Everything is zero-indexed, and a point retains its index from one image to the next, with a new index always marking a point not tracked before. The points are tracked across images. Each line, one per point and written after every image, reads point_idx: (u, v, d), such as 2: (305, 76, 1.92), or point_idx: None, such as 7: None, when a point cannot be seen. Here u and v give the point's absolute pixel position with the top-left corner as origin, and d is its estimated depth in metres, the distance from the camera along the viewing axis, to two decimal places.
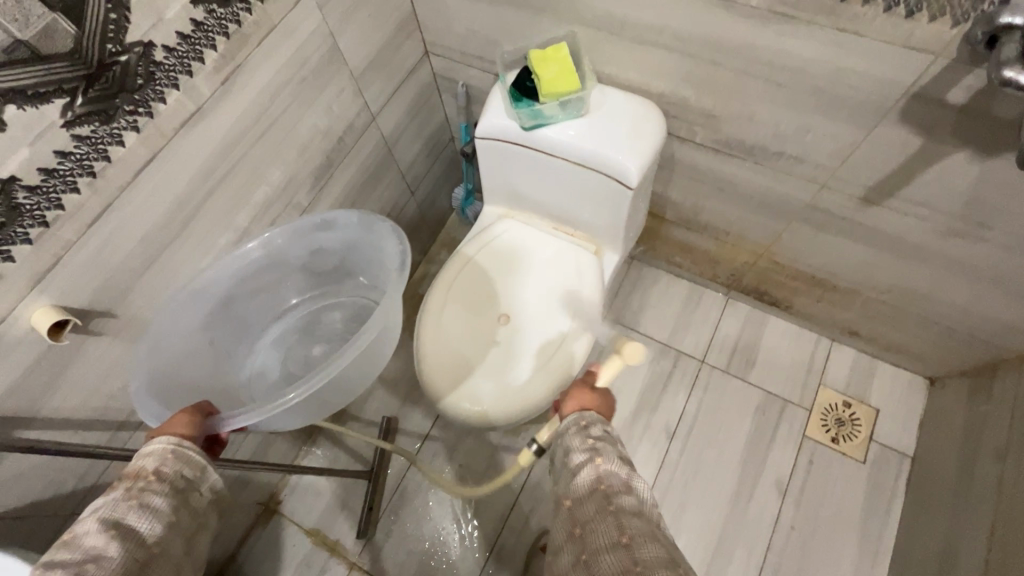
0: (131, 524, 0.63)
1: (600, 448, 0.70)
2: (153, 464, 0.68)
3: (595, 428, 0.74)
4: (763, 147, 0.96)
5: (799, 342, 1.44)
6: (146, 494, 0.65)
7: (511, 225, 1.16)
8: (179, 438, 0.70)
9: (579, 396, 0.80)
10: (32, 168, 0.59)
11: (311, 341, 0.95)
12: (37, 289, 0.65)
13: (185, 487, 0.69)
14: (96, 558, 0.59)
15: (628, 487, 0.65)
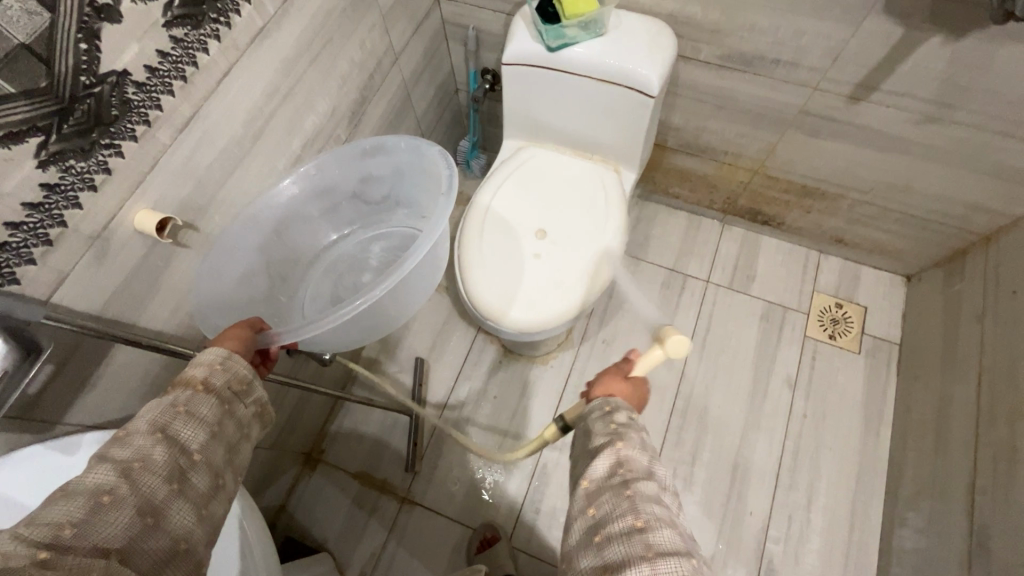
0: (174, 431, 0.55)
1: (619, 434, 0.65)
2: (202, 373, 0.60)
3: (617, 413, 0.68)
4: (762, 56, 1.07)
5: (791, 256, 1.58)
6: (192, 399, 0.58)
7: (534, 152, 1.24)
8: (229, 352, 0.63)
9: (611, 383, 0.74)
10: (141, 65, 0.63)
11: (359, 270, 0.90)
12: (139, 190, 0.68)
13: (231, 399, 0.61)
14: (137, 462, 0.52)
15: (653, 476, 0.61)
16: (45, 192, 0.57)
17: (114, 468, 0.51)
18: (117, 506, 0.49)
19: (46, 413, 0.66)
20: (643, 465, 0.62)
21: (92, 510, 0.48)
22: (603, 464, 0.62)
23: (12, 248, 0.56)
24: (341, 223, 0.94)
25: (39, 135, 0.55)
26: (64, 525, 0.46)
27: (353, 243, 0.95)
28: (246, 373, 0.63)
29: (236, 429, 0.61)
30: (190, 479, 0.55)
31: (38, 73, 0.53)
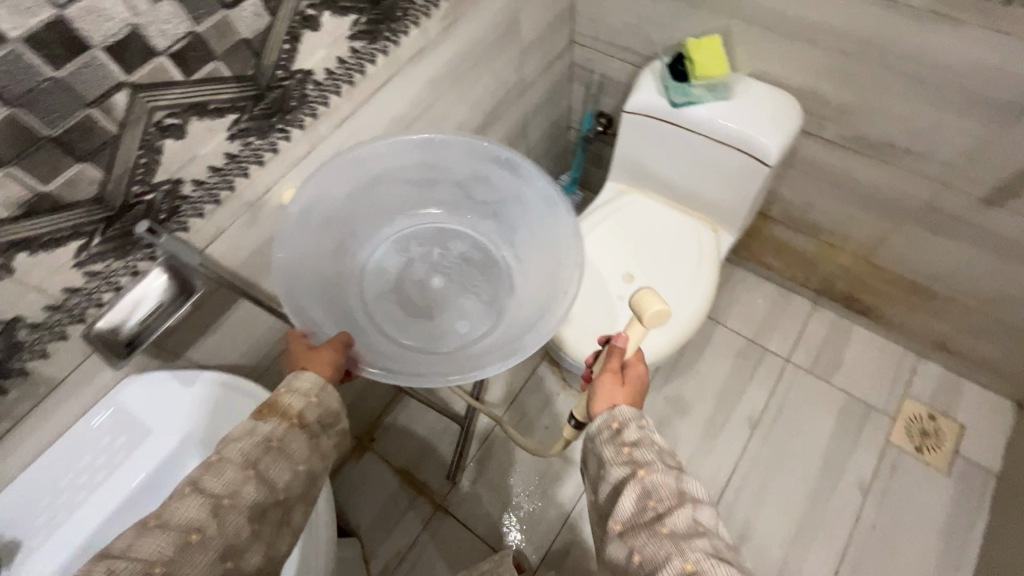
0: (265, 469, 0.61)
1: (636, 457, 0.66)
2: (296, 405, 0.65)
3: (631, 429, 0.68)
4: (891, 144, 1.05)
5: (885, 353, 1.48)
6: (283, 435, 0.63)
7: (633, 199, 1.26)
8: (323, 383, 0.68)
9: (608, 392, 0.73)
10: (324, 68, 0.73)
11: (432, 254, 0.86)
12: (293, 171, 0.77)
13: (318, 433, 0.67)
14: (227, 499, 0.58)
15: (688, 497, 0.62)
16: (226, 159, 0.67)
17: (206, 504, 0.57)
18: (199, 553, 0.55)
19: (175, 345, 0.76)
20: (672, 488, 0.62)
21: (178, 552, 0.54)
22: (627, 493, 0.64)
23: (192, 201, 0.66)
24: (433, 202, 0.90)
25: (235, 113, 0.65)
26: (155, 565, 0.52)
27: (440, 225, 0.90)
28: (331, 409, 0.68)
29: (316, 463, 0.66)
30: (268, 512, 0.61)
31: (249, 63, 0.63)
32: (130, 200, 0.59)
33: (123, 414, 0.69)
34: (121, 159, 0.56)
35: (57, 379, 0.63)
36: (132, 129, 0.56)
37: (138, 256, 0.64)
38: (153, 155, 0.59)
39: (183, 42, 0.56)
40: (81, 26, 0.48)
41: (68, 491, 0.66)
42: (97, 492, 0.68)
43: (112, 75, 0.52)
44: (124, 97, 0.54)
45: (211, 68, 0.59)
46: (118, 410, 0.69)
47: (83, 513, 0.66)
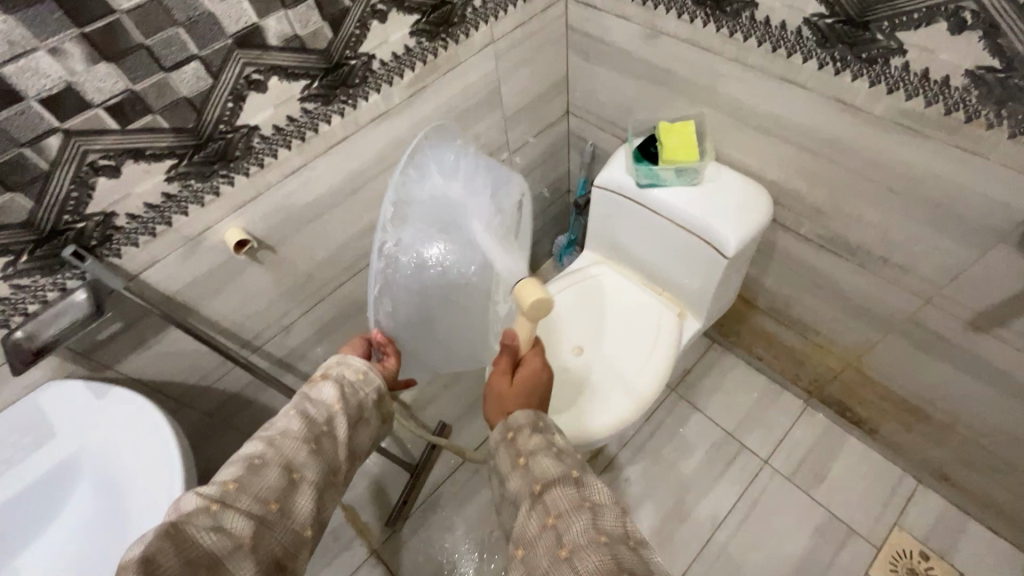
0: (307, 408, 0.71)
1: (532, 470, 0.63)
2: (321, 372, 0.75)
3: (528, 441, 0.66)
4: (868, 250, 0.99)
5: (879, 472, 1.34)
6: (317, 389, 0.73)
7: (605, 271, 1.25)
8: (342, 356, 0.77)
9: (502, 396, 0.73)
10: (271, 124, 0.79)
11: (439, 262, 0.72)
12: (238, 213, 0.84)
13: (350, 386, 0.75)
14: (278, 433, 0.68)
15: (586, 504, 0.58)
16: (163, 198, 0.74)
17: (261, 440, 0.67)
18: (262, 475, 0.64)
19: (105, 357, 0.82)
20: (565, 504, 0.58)
21: (245, 475, 0.63)
22: (525, 514, 0.60)
23: (126, 232, 0.73)
24: (425, 206, 0.73)
25: (173, 159, 0.72)
26: (227, 484, 0.62)
27: (440, 230, 0.72)
28: (359, 367, 0.76)
29: (357, 409, 0.74)
30: (323, 441, 0.70)
31: (189, 117, 0.70)
32: (60, 226, 0.67)
33: (36, 413, 0.75)
34: (53, 192, 0.64)
35: None
36: (65, 167, 0.64)
37: (66, 274, 0.71)
38: (86, 190, 0.66)
39: (119, 98, 0.63)
40: (16, 82, 0.56)
41: None
42: None
43: (46, 122, 0.60)
44: (57, 141, 0.61)
45: (148, 120, 0.67)
46: (34, 407, 0.76)
47: None
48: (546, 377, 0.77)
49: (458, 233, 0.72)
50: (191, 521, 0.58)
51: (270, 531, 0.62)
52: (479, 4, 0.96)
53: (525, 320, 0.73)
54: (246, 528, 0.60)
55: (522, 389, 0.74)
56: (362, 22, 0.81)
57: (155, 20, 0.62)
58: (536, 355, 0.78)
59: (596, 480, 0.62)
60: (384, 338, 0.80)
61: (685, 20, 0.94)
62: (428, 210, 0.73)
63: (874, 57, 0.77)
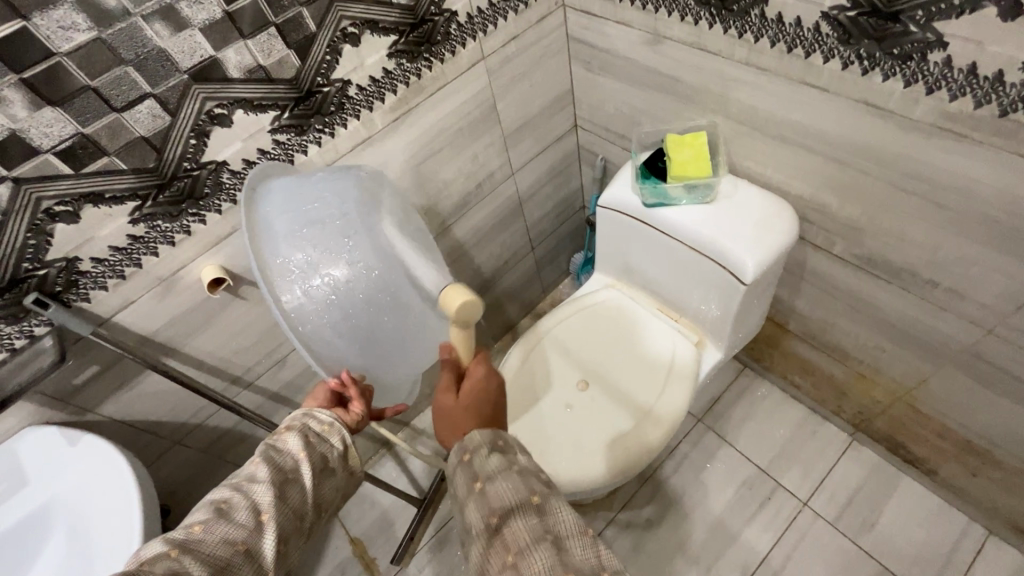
0: (273, 456, 0.65)
1: (490, 497, 0.56)
2: (286, 424, 0.69)
3: (487, 462, 0.59)
4: (913, 272, 0.86)
5: (939, 519, 1.17)
6: (282, 439, 0.67)
7: (616, 295, 1.16)
8: (307, 411, 0.71)
9: (448, 414, 0.65)
10: (240, 158, 0.76)
11: (339, 278, 0.68)
12: (213, 250, 0.81)
13: (316, 436, 0.69)
14: (246, 479, 0.64)
15: (548, 537, 0.51)
16: (129, 240, 0.72)
17: (227, 486, 0.63)
18: (228, 519, 0.59)
19: (84, 401, 0.80)
20: (524, 535, 0.51)
21: (209, 519, 0.59)
22: (484, 552, 0.53)
23: (92, 276, 0.71)
24: (292, 241, 0.68)
25: (136, 201, 0.70)
26: (192, 527, 0.58)
27: (321, 251, 0.68)
28: (326, 418, 0.70)
29: (324, 458, 0.69)
30: (290, 490, 0.65)
31: (148, 157, 0.68)
32: (20, 274, 0.65)
33: (13, 461, 0.75)
34: (10, 240, 0.62)
35: None
36: (19, 215, 0.62)
37: (33, 321, 0.69)
38: (44, 237, 0.65)
39: (69, 142, 0.61)
40: None
41: None
42: None
43: None
44: (7, 189, 0.60)
45: (104, 162, 0.65)
46: (10, 456, 0.75)
47: None
48: (497, 383, 0.69)
49: (344, 239, 0.69)
50: (150, 568, 0.52)
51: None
52: (463, 20, 0.90)
53: (457, 330, 0.68)
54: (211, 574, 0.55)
55: (467, 404, 0.65)
56: (332, 46, 0.77)
57: (100, 60, 0.59)
58: (481, 364, 0.69)
59: (561, 508, 0.55)
60: (348, 379, 0.71)
61: (689, 22, 0.85)
62: (289, 243, 0.68)
63: (908, 53, 0.66)
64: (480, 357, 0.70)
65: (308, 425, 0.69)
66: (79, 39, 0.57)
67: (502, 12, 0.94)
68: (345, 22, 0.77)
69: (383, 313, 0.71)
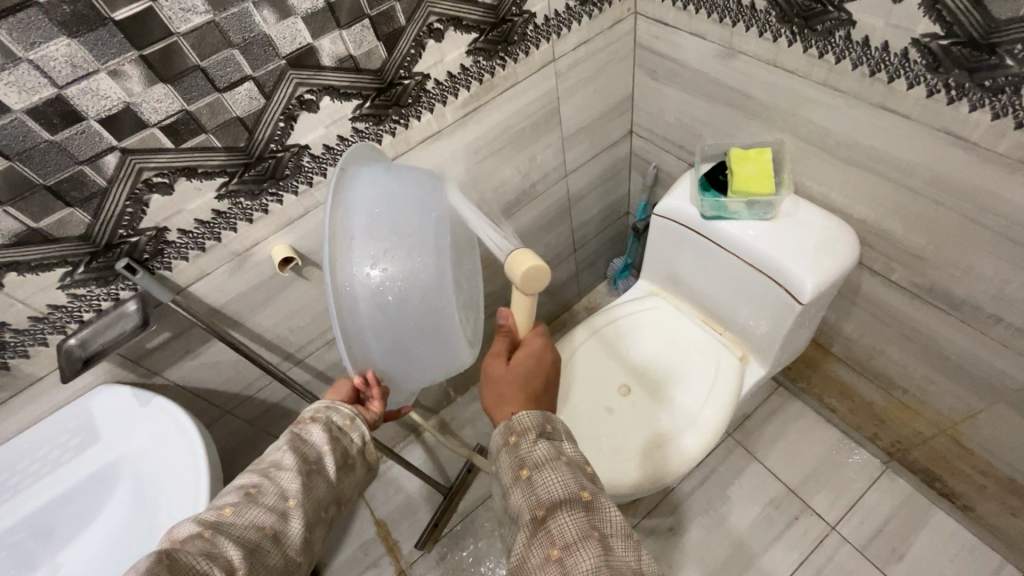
0: (299, 445, 0.68)
1: (536, 487, 0.56)
2: (310, 413, 0.71)
3: (534, 452, 0.59)
4: (976, 306, 0.85)
5: (971, 557, 1.16)
6: (306, 429, 0.69)
7: (660, 303, 1.17)
8: (329, 402, 0.72)
9: (500, 390, 0.66)
10: (322, 143, 0.79)
11: (397, 287, 0.63)
12: (284, 230, 0.84)
13: (339, 430, 0.71)
14: (273, 465, 0.66)
15: (596, 535, 0.52)
16: (213, 215, 0.74)
17: (256, 471, 0.65)
18: (258, 503, 0.62)
19: (154, 364, 0.84)
20: (573, 534, 0.52)
21: (240, 502, 0.62)
22: (527, 543, 0.54)
23: (176, 246, 0.74)
24: (364, 232, 0.63)
25: (224, 177, 0.72)
26: (223, 510, 0.60)
27: (390, 250, 0.62)
28: (347, 413, 0.71)
29: (344, 454, 0.71)
30: (314, 480, 0.67)
31: (241, 136, 0.71)
32: (115, 240, 0.69)
33: (87, 416, 0.79)
34: (110, 208, 0.66)
35: (37, 375, 0.74)
36: (120, 185, 0.65)
37: (120, 285, 0.73)
38: (140, 207, 0.68)
39: (174, 118, 0.64)
40: (77, 102, 0.57)
41: (17, 475, 0.75)
42: (37, 482, 0.75)
43: (104, 141, 0.61)
44: (114, 159, 0.63)
45: (202, 139, 0.68)
46: (84, 411, 0.79)
47: (22, 498, 0.74)
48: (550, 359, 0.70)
49: (414, 247, 0.63)
50: (184, 548, 0.55)
51: (267, 558, 0.60)
52: (541, 21, 0.91)
53: (523, 295, 0.63)
54: (244, 553, 0.58)
55: (515, 375, 0.66)
56: (418, 40, 0.79)
57: (211, 41, 0.62)
58: (538, 336, 0.70)
59: (608, 507, 0.56)
60: (372, 380, 0.70)
61: (768, 39, 0.85)
62: (360, 236, 0.63)
63: (1000, 86, 0.65)
64: (536, 329, 0.70)
65: (330, 418, 0.71)
66: (195, 21, 0.59)
67: (577, 16, 0.95)
68: (432, 18, 0.79)
69: (425, 331, 0.67)
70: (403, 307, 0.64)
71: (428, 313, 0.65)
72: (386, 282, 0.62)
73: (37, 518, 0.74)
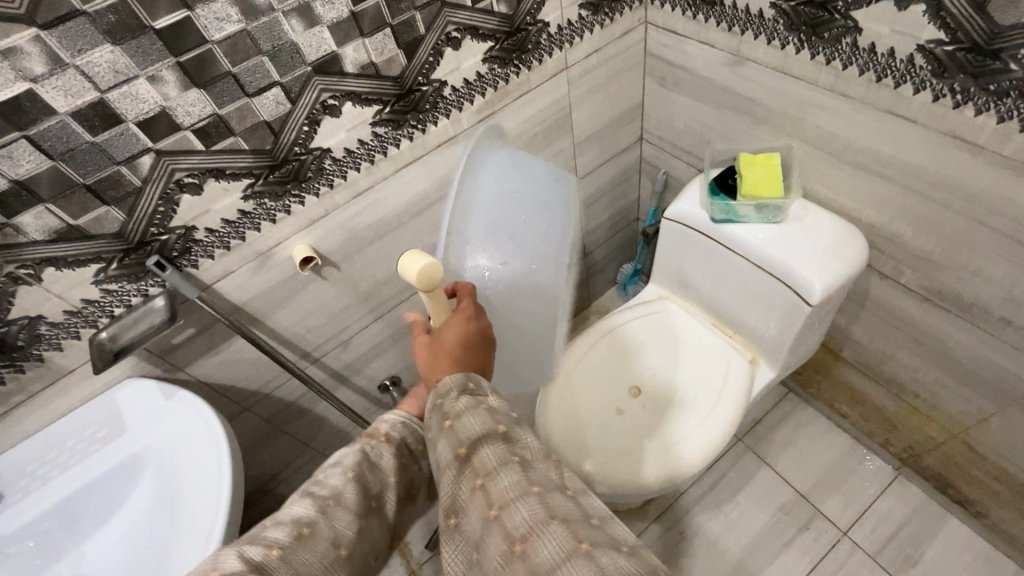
0: (367, 472, 0.60)
1: (455, 431, 0.53)
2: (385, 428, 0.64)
3: (456, 403, 0.56)
4: (986, 308, 0.86)
5: (987, 565, 1.15)
6: (380, 449, 0.63)
7: (670, 307, 1.18)
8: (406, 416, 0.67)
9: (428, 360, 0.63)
10: (343, 147, 0.82)
11: (495, 281, 0.71)
12: (305, 231, 0.86)
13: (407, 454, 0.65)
14: None
15: (515, 459, 0.50)
16: (239, 215, 0.78)
17: None
18: None
19: (178, 359, 0.87)
20: (494, 463, 0.50)
21: None
22: (454, 484, 0.52)
23: (203, 245, 0.77)
24: (477, 225, 0.71)
25: (250, 178, 0.75)
26: None
27: (496, 247, 0.71)
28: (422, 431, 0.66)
29: None
30: None
31: (267, 139, 0.74)
32: (147, 238, 0.72)
33: (114, 409, 0.81)
34: (143, 207, 0.69)
35: (69, 367, 0.76)
36: (154, 185, 0.68)
37: (149, 282, 0.76)
38: (171, 206, 0.71)
39: (206, 121, 0.67)
40: (118, 106, 0.61)
41: (46, 464, 0.78)
42: (65, 472, 0.77)
43: (141, 143, 0.64)
44: (149, 160, 0.66)
45: (230, 141, 0.71)
46: (111, 404, 0.82)
47: (49, 488, 0.76)
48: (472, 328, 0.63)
49: (516, 254, 0.72)
50: None
51: None
52: (554, 30, 0.95)
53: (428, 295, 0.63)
54: None
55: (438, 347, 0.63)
56: (436, 49, 0.82)
57: (243, 49, 0.65)
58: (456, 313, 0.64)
59: (527, 434, 0.54)
60: None
61: (775, 46, 0.87)
62: (468, 242, 0.70)
63: (1005, 89, 0.67)
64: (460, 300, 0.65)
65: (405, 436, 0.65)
66: (229, 29, 0.63)
67: (589, 25, 0.98)
68: (450, 27, 0.82)
69: (506, 335, 0.76)
70: (495, 300, 0.72)
71: (513, 313, 0.74)
72: (488, 273, 0.71)
73: (65, 506, 0.76)
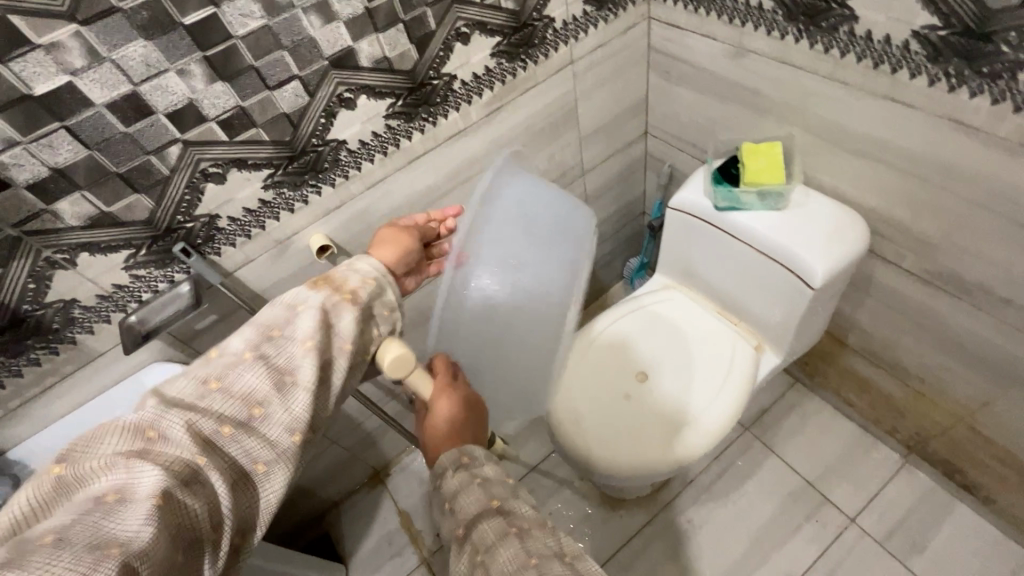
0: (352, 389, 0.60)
1: (455, 511, 0.54)
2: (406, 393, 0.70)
3: (451, 482, 0.57)
4: (987, 290, 0.87)
5: (995, 550, 1.15)
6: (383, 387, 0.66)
7: (676, 296, 1.20)
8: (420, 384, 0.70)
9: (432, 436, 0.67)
10: (358, 138, 0.85)
11: (502, 307, 0.68)
12: (320, 220, 0.90)
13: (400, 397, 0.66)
14: None
15: (512, 530, 0.50)
16: (260, 204, 0.81)
17: None
18: None
19: (200, 344, 0.90)
20: (489, 535, 0.50)
21: None
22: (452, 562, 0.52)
23: (226, 233, 0.80)
24: (491, 245, 0.68)
25: (270, 168, 0.79)
26: None
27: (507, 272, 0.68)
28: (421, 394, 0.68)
29: None
30: None
31: (286, 131, 0.77)
32: (173, 225, 0.75)
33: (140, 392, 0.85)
34: (171, 195, 0.73)
35: (99, 350, 0.80)
36: (181, 174, 0.72)
37: (175, 268, 0.80)
38: (197, 194, 0.75)
39: (230, 113, 0.71)
40: (149, 98, 0.65)
41: None
42: None
43: (169, 133, 0.68)
44: (177, 150, 0.70)
45: (252, 133, 0.74)
46: (138, 387, 0.85)
47: None
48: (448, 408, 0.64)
49: (528, 286, 0.69)
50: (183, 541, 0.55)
51: None
52: (560, 26, 0.98)
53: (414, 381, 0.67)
54: None
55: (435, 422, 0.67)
56: (446, 44, 0.86)
57: (265, 44, 0.69)
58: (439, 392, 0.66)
59: (522, 506, 0.53)
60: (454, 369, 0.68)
61: (775, 37, 0.90)
62: (498, 257, 0.68)
63: (998, 72, 0.69)
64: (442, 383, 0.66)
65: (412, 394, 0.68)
66: (252, 25, 0.67)
67: (594, 20, 1.01)
68: (459, 23, 0.85)
69: (523, 356, 0.73)
70: (500, 326, 0.69)
71: (516, 343, 0.71)
72: (496, 295, 0.67)
73: None
